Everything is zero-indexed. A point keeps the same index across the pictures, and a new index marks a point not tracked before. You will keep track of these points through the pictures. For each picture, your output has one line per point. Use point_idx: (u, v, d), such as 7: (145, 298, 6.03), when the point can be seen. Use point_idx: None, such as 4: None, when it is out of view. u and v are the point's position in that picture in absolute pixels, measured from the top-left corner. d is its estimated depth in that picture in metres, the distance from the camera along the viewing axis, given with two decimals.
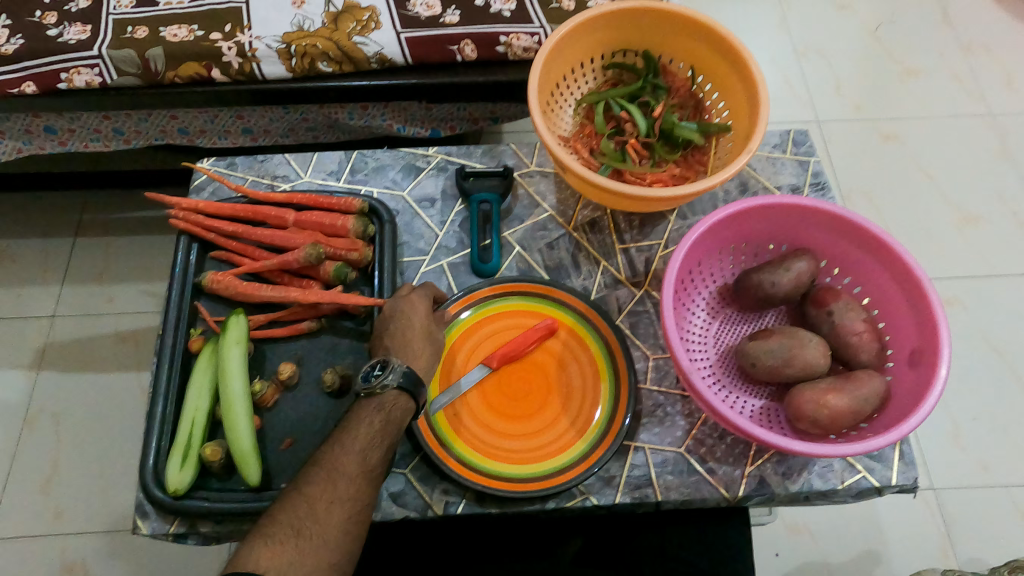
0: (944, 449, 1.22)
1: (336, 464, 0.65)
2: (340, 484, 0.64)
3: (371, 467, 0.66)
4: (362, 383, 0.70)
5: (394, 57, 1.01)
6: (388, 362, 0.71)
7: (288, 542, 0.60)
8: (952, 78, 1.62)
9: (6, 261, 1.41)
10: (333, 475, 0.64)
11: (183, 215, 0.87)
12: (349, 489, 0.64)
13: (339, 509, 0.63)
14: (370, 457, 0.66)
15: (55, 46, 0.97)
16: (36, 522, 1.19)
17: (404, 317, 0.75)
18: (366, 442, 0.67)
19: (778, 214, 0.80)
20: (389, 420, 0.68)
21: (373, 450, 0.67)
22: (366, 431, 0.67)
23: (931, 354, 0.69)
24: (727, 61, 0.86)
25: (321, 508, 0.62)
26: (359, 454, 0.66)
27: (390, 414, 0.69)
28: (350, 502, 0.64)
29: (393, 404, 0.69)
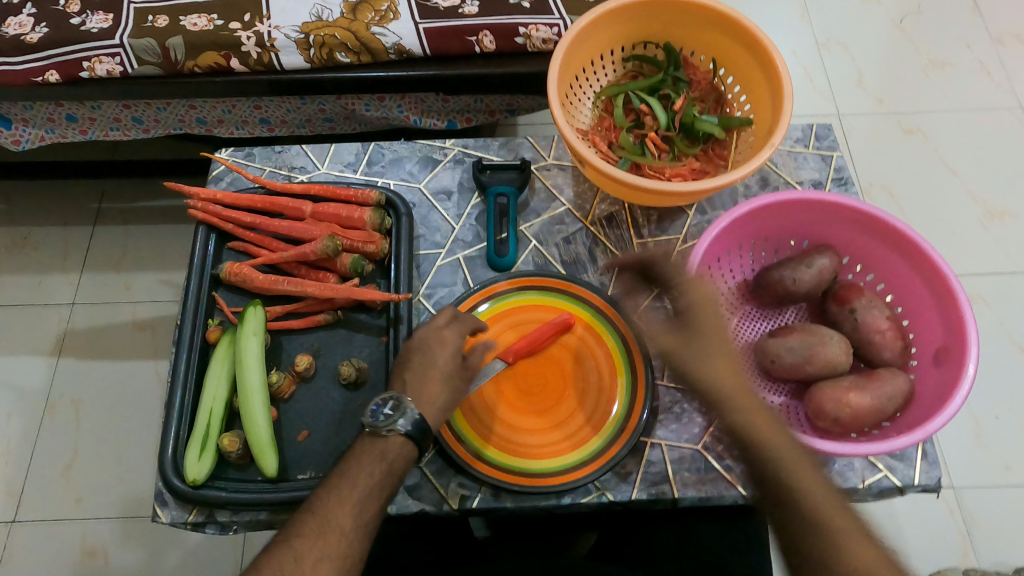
0: (965, 448, 1.21)
1: (330, 516, 0.60)
2: (331, 539, 0.59)
3: (367, 520, 0.61)
4: (367, 420, 0.66)
5: (412, 48, 1.00)
6: (402, 403, 0.66)
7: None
8: (980, 71, 1.59)
9: (28, 249, 1.43)
10: (325, 527, 0.60)
11: (201, 206, 0.87)
12: (341, 546, 0.60)
13: (328, 568, 0.58)
14: (366, 510, 0.62)
15: (77, 35, 0.98)
16: (58, 506, 1.20)
17: (428, 353, 0.71)
18: (365, 494, 0.62)
19: (801, 209, 0.79)
20: (391, 470, 0.65)
21: (371, 501, 0.62)
22: (364, 481, 0.63)
23: (958, 353, 0.68)
24: (750, 53, 0.85)
25: (308, 566, 0.58)
26: (354, 506, 0.61)
27: (392, 464, 0.65)
28: (341, 560, 0.59)
29: (397, 453, 0.65)
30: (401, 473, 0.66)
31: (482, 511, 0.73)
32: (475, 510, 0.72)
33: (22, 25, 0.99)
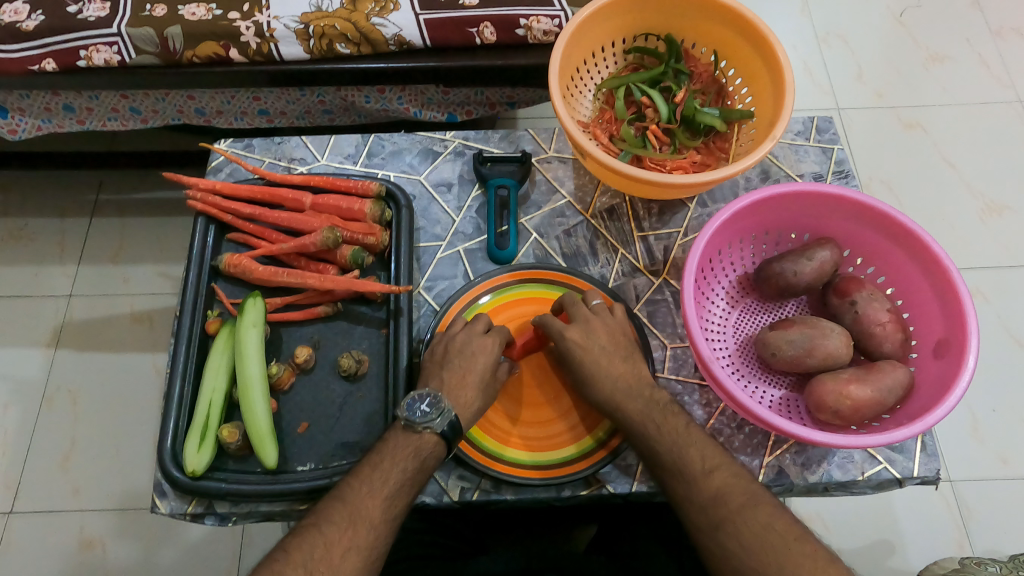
0: (963, 442, 1.21)
1: (362, 507, 0.60)
2: (363, 529, 0.59)
3: (395, 515, 0.61)
4: (405, 414, 0.66)
5: (412, 39, 0.99)
6: (440, 401, 0.67)
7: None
8: (980, 65, 1.59)
9: (24, 240, 1.42)
10: (355, 519, 0.59)
11: (200, 197, 0.87)
12: (370, 538, 0.59)
13: (356, 558, 0.58)
14: (396, 504, 0.62)
15: (73, 23, 0.97)
16: (55, 497, 1.20)
17: (469, 357, 0.71)
18: (395, 489, 0.62)
19: (802, 202, 0.79)
20: (422, 466, 0.65)
21: (399, 496, 0.62)
22: (397, 474, 0.63)
23: (958, 345, 0.68)
24: (751, 45, 0.84)
25: (338, 554, 0.57)
26: (386, 498, 0.61)
27: (423, 462, 0.65)
28: (368, 553, 0.59)
29: (428, 451, 0.65)
30: (430, 472, 0.66)
31: (482, 504, 0.72)
32: (474, 502, 0.72)
33: (18, 13, 0.98)
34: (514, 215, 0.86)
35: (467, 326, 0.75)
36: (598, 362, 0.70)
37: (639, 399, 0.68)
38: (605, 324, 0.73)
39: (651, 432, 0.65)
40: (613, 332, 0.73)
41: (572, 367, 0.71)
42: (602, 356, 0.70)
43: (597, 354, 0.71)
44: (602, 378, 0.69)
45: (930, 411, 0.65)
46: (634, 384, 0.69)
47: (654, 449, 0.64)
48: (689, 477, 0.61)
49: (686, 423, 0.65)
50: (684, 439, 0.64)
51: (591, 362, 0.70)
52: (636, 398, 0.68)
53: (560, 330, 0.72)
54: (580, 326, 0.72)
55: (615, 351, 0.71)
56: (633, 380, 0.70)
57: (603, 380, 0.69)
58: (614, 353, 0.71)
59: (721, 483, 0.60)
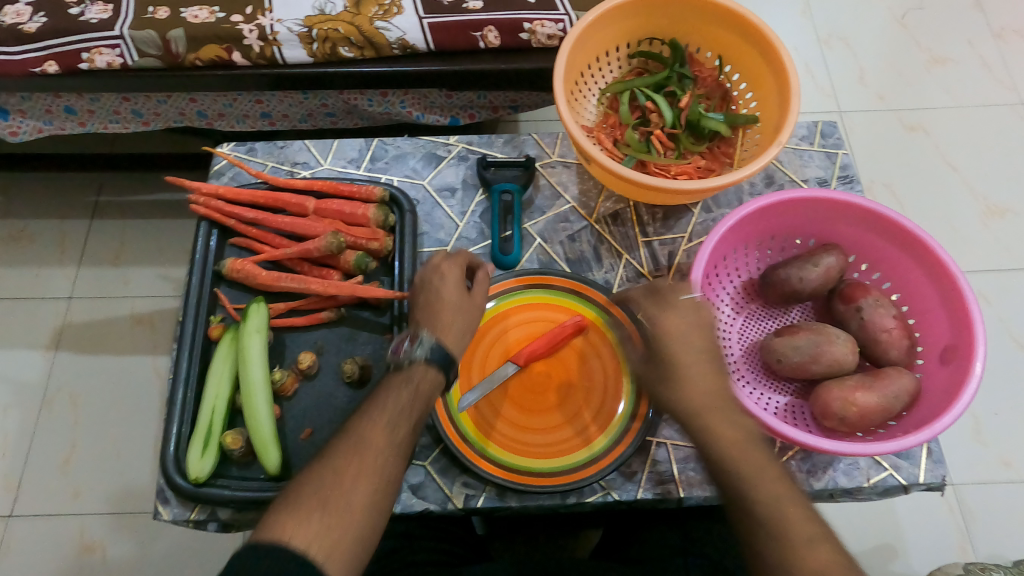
0: (966, 445, 1.21)
1: (367, 437, 0.59)
2: (370, 457, 0.58)
3: (400, 441, 0.61)
4: (390, 357, 0.67)
5: (416, 43, 0.99)
6: (417, 335, 0.67)
7: (316, 513, 0.54)
8: (982, 68, 1.58)
9: (24, 241, 1.41)
10: (360, 447, 0.59)
11: (203, 201, 0.86)
12: (377, 464, 0.58)
13: (367, 482, 0.57)
14: (397, 430, 0.61)
15: (75, 25, 0.96)
16: (55, 499, 1.20)
17: (435, 288, 0.70)
18: (395, 415, 0.62)
19: (809, 208, 0.78)
20: (418, 392, 0.64)
21: (401, 422, 0.62)
22: (396, 405, 0.62)
23: (965, 352, 0.68)
24: (756, 49, 0.84)
25: (347, 480, 0.56)
26: (387, 425, 0.61)
27: (419, 388, 0.64)
28: (378, 477, 0.58)
29: (426, 381, 0.65)
30: (430, 397, 0.65)
31: (487, 510, 0.72)
32: (479, 509, 0.72)
33: (19, 14, 0.97)
34: (519, 219, 0.86)
35: (429, 261, 0.73)
36: (700, 370, 0.61)
37: (733, 424, 0.60)
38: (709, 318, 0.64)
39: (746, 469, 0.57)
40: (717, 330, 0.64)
41: (659, 368, 0.62)
42: (702, 363, 0.61)
43: (698, 349, 0.62)
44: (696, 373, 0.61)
45: (937, 419, 0.64)
46: (724, 397, 0.61)
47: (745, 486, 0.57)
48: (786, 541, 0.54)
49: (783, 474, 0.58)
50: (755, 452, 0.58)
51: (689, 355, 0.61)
52: (732, 422, 0.59)
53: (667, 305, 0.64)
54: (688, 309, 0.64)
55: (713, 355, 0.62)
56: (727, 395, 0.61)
57: (695, 380, 0.61)
58: (712, 356, 0.62)
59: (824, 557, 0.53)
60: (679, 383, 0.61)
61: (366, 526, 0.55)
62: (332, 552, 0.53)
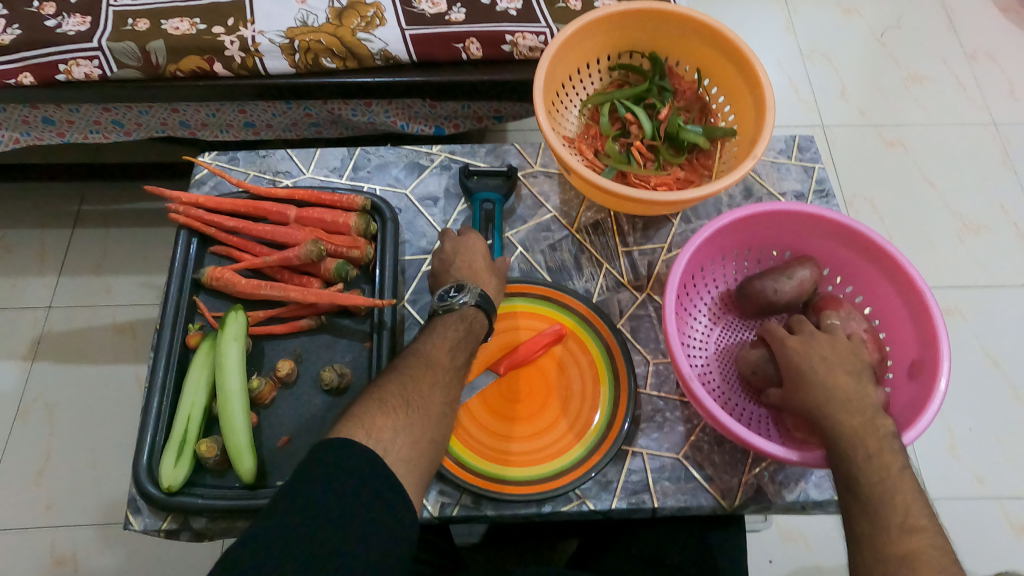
0: (941, 461, 1.22)
1: (436, 361, 0.65)
2: (440, 377, 0.64)
3: (459, 364, 0.67)
4: (438, 303, 0.71)
5: (398, 54, 1.00)
6: (462, 285, 0.72)
7: (400, 411, 0.58)
8: (957, 86, 1.61)
9: (3, 251, 1.41)
10: (431, 363, 0.64)
11: (182, 210, 0.87)
12: (445, 379, 0.64)
13: (440, 392, 0.63)
14: (458, 355, 0.67)
15: (53, 37, 0.96)
16: (28, 512, 1.19)
17: (467, 252, 0.77)
18: (455, 343, 0.68)
19: (784, 220, 0.79)
20: (471, 331, 0.70)
21: (460, 351, 0.68)
22: (460, 342, 0.68)
23: (931, 366, 0.69)
24: (733, 64, 0.86)
25: (426, 388, 0.62)
26: (449, 352, 0.66)
27: (471, 326, 0.70)
28: (446, 390, 0.64)
29: (482, 328, 0.71)
30: (478, 340, 0.71)
31: (462, 520, 0.72)
32: (454, 518, 0.72)
33: None
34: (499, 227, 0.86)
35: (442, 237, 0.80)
36: (815, 369, 0.63)
37: (857, 415, 0.59)
38: (833, 338, 0.66)
39: (859, 458, 0.57)
40: (840, 344, 0.65)
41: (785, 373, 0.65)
42: (822, 364, 0.63)
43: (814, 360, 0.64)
44: (816, 374, 0.63)
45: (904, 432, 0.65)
46: (853, 392, 0.61)
47: (852, 473, 0.57)
48: (887, 523, 0.53)
49: (903, 466, 0.56)
50: (862, 430, 0.58)
51: (810, 364, 0.64)
52: (854, 412, 0.59)
53: (781, 339, 0.67)
54: (802, 336, 0.66)
55: (839, 363, 0.63)
56: (855, 395, 0.61)
57: (816, 381, 0.62)
58: (838, 364, 0.63)
59: (923, 549, 0.51)
60: (802, 383, 0.63)
61: (438, 434, 0.60)
62: (414, 448, 0.57)
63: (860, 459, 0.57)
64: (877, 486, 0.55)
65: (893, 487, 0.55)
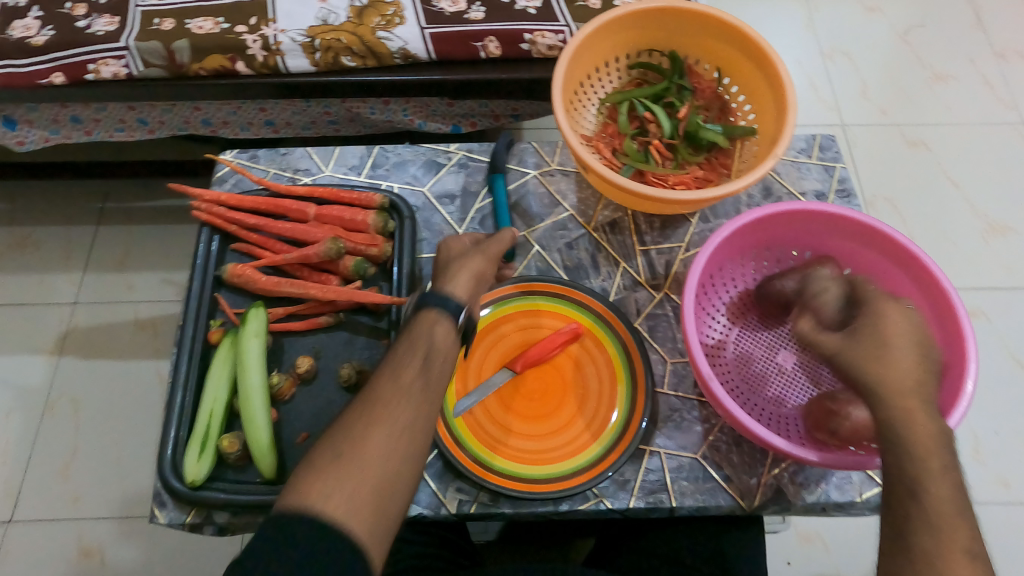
0: (964, 464, 1.20)
1: (376, 398, 0.52)
2: (381, 421, 0.50)
3: (409, 389, 0.53)
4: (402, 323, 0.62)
5: (417, 52, 1.00)
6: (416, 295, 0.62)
7: (330, 467, 0.47)
8: (984, 85, 1.59)
9: (30, 248, 1.43)
10: (373, 399, 0.52)
11: (205, 208, 0.88)
12: (392, 414, 0.51)
13: (385, 429, 0.50)
14: (405, 379, 0.53)
15: (82, 37, 0.98)
16: (55, 505, 1.20)
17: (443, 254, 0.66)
18: (399, 365, 0.54)
19: (805, 220, 0.79)
20: (418, 339, 0.56)
21: (407, 370, 0.54)
22: (411, 363, 0.55)
23: (957, 369, 0.68)
24: (754, 62, 0.85)
25: (363, 432, 0.50)
26: (394, 377, 0.53)
27: (422, 338, 0.56)
28: (396, 426, 0.51)
29: (445, 342, 0.57)
30: (436, 342, 0.56)
31: (480, 517, 0.72)
32: (472, 515, 0.72)
33: (28, 29, 0.99)
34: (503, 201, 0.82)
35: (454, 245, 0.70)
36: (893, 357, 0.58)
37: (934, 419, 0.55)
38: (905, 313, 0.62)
39: (936, 468, 0.52)
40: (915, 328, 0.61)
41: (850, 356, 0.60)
42: (902, 352, 0.58)
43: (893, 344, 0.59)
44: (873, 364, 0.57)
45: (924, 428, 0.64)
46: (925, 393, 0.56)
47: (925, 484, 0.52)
48: None
49: None
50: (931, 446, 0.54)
51: (885, 348, 0.59)
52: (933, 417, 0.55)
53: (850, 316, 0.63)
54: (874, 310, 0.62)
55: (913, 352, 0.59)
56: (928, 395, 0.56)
57: (895, 369, 0.57)
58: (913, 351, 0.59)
59: None
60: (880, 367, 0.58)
61: (388, 482, 0.48)
62: (352, 507, 0.46)
63: (933, 470, 0.52)
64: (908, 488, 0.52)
65: (936, 491, 0.51)
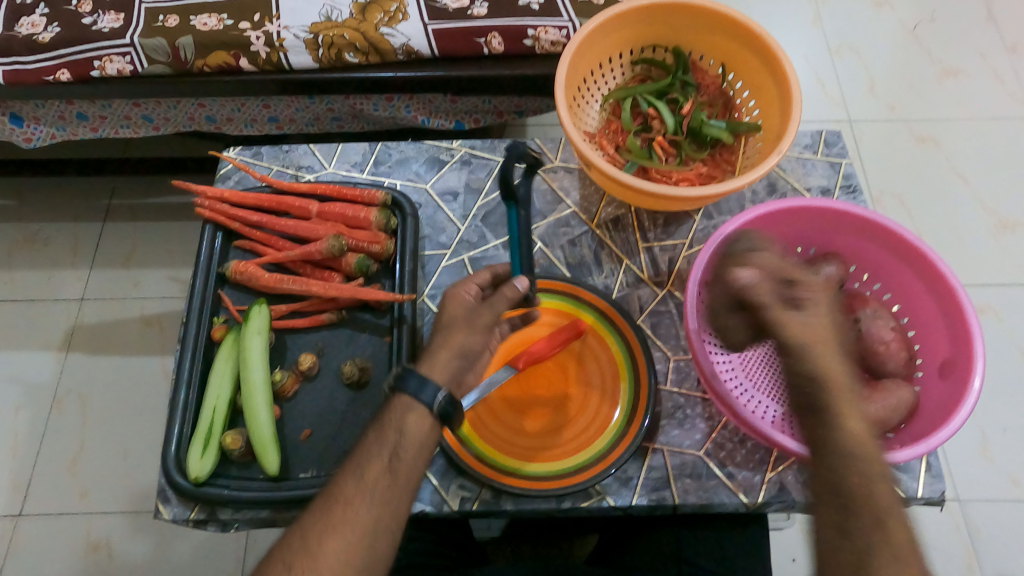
0: (973, 462, 1.19)
1: (336, 498, 0.54)
2: (342, 520, 0.52)
3: (369, 491, 0.54)
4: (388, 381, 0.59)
5: (420, 49, 1.00)
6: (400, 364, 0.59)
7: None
8: (994, 79, 1.57)
9: (38, 244, 1.44)
10: (330, 502, 0.54)
11: (208, 204, 0.88)
12: (348, 519, 0.52)
13: (338, 537, 0.52)
14: (366, 479, 0.54)
15: (87, 34, 0.98)
16: (63, 499, 1.21)
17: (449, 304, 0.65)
18: (362, 461, 0.55)
19: (810, 216, 0.78)
20: (387, 434, 0.56)
21: (369, 468, 0.55)
22: (376, 461, 0.55)
23: (964, 366, 0.68)
24: (758, 58, 0.84)
25: (316, 539, 0.52)
26: (354, 479, 0.54)
27: (389, 431, 0.56)
28: (349, 532, 0.52)
29: (416, 434, 0.56)
30: (401, 437, 0.56)
31: (481, 514, 0.72)
32: (474, 512, 0.72)
33: (35, 25, 1.00)
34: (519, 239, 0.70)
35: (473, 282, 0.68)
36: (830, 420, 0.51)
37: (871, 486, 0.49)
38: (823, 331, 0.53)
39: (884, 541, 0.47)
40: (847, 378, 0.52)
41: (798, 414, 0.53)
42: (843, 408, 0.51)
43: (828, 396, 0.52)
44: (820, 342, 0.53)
45: (895, 450, 0.63)
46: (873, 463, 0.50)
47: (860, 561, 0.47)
48: None
49: None
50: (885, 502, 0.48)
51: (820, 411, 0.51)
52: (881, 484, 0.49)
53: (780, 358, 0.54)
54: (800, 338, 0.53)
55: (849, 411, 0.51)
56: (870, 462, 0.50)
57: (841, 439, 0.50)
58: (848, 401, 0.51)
59: None
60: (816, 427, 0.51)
61: None
62: None
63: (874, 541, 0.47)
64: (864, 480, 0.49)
65: None
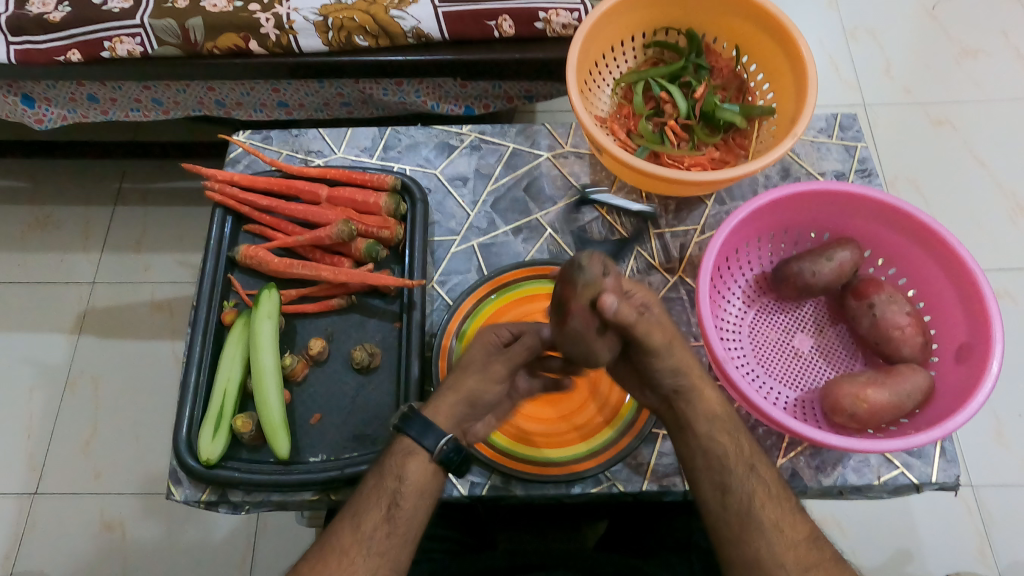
0: (987, 449, 1.18)
1: (332, 546, 0.57)
2: (339, 567, 0.56)
3: (362, 541, 0.57)
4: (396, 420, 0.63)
5: (430, 32, 0.99)
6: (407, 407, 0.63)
7: None
8: (1016, 61, 1.54)
9: (50, 227, 1.45)
10: (326, 550, 0.58)
11: (218, 187, 0.88)
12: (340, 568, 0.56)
13: None
14: (361, 531, 0.58)
15: (98, 14, 0.98)
16: (77, 479, 1.22)
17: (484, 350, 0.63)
18: (359, 512, 0.59)
19: (824, 201, 0.77)
20: (383, 486, 0.60)
21: (365, 519, 0.58)
22: (373, 511, 0.59)
23: (982, 351, 0.67)
24: (774, 40, 0.83)
25: None
26: (351, 529, 0.58)
27: (385, 483, 0.60)
28: None
29: (413, 485, 0.60)
30: (398, 488, 0.59)
31: (490, 499, 0.72)
32: (483, 497, 0.72)
33: (45, 4, 0.99)
34: None
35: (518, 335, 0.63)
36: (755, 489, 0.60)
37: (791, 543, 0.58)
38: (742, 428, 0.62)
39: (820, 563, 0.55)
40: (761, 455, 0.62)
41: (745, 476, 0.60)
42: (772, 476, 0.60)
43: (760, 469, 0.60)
44: (676, 347, 0.61)
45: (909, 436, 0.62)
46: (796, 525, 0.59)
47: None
48: None
49: None
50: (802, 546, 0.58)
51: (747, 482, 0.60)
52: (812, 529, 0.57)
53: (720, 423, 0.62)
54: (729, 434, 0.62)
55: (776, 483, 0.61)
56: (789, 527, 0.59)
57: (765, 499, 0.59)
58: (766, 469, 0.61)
59: None
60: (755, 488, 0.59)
61: None
62: None
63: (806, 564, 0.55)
64: (743, 467, 0.61)
65: None
